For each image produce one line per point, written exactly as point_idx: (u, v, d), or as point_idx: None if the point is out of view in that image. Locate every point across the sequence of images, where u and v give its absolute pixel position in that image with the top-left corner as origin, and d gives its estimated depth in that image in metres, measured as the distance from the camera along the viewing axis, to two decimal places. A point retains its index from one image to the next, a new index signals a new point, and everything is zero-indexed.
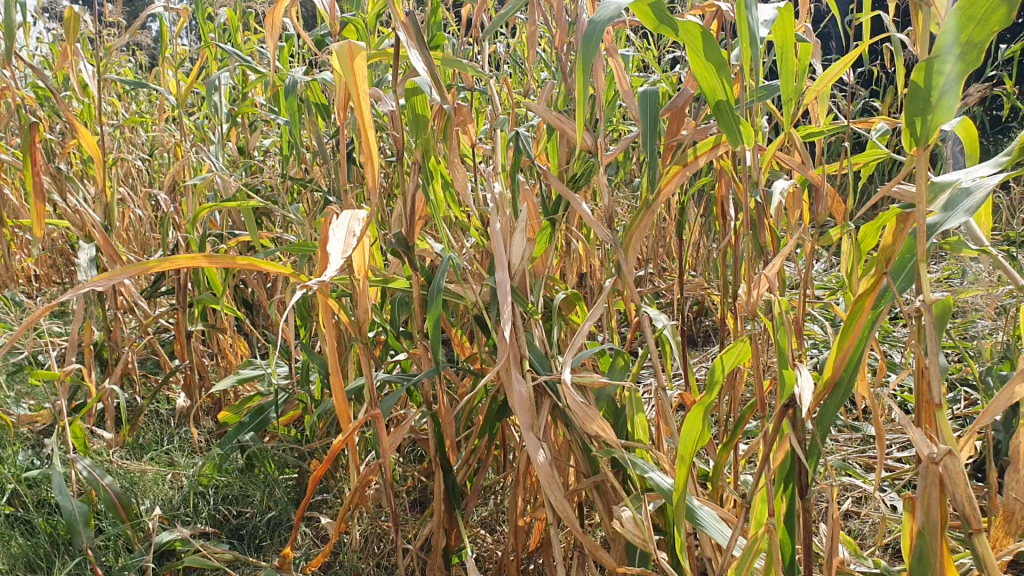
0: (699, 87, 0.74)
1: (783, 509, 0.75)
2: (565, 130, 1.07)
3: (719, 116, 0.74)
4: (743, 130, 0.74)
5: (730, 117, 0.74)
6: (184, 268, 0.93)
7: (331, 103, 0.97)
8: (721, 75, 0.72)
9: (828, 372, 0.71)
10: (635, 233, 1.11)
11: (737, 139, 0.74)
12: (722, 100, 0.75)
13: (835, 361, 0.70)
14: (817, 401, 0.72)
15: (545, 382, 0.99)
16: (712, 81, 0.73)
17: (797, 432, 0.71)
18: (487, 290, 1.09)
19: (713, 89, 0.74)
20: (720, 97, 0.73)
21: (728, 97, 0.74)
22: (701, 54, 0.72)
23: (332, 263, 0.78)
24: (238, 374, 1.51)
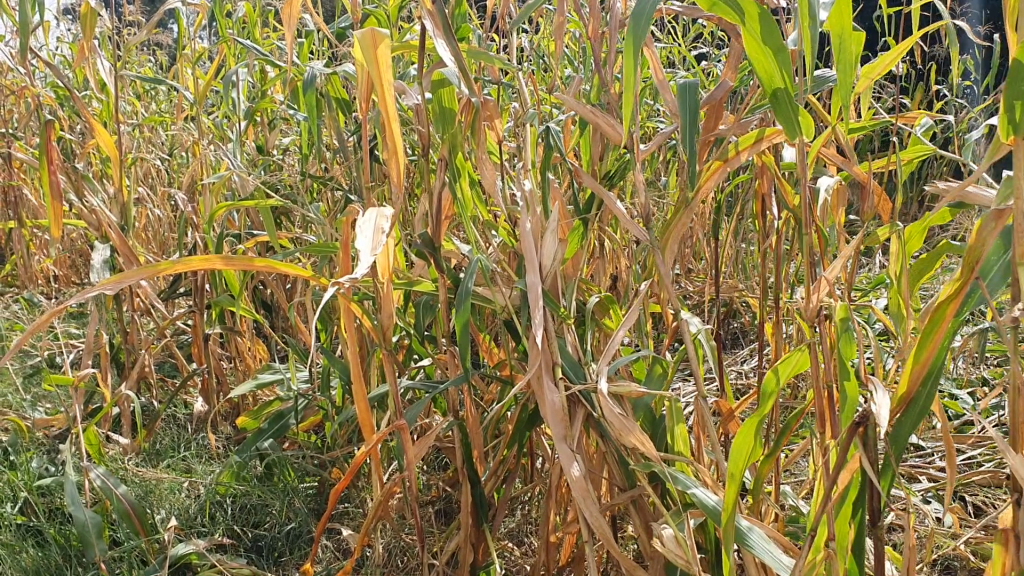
0: (754, 75, 0.70)
1: (849, 535, 0.70)
2: (599, 125, 1.02)
3: (776, 106, 0.70)
4: (803, 121, 0.69)
5: (788, 105, 0.68)
6: (200, 269, 0.88)
7: (353, 96, 0.92)
8: (778, 60, 0.68)
9: (904, 385, 0.68)
10: (672, 233, 1.06)
11: (794, 131, 0.70)
12: (780, 90, 0.70)
13: (912, 372, 0.67)
14: (893, 416, 0.69)
15: (579, 391, 0.94)
16: (770, 67, 0.69)
17: (868, 450, 0.66)
18: (517, 293, 1.03)
19: (770, 78, 0.69)
20: (777, 85, 0.69)
21: (786, 86, 0.69)
22: (759, 39, 0.67)
23: (361, 260, 0.73)
24: (257, 379, 1.46)
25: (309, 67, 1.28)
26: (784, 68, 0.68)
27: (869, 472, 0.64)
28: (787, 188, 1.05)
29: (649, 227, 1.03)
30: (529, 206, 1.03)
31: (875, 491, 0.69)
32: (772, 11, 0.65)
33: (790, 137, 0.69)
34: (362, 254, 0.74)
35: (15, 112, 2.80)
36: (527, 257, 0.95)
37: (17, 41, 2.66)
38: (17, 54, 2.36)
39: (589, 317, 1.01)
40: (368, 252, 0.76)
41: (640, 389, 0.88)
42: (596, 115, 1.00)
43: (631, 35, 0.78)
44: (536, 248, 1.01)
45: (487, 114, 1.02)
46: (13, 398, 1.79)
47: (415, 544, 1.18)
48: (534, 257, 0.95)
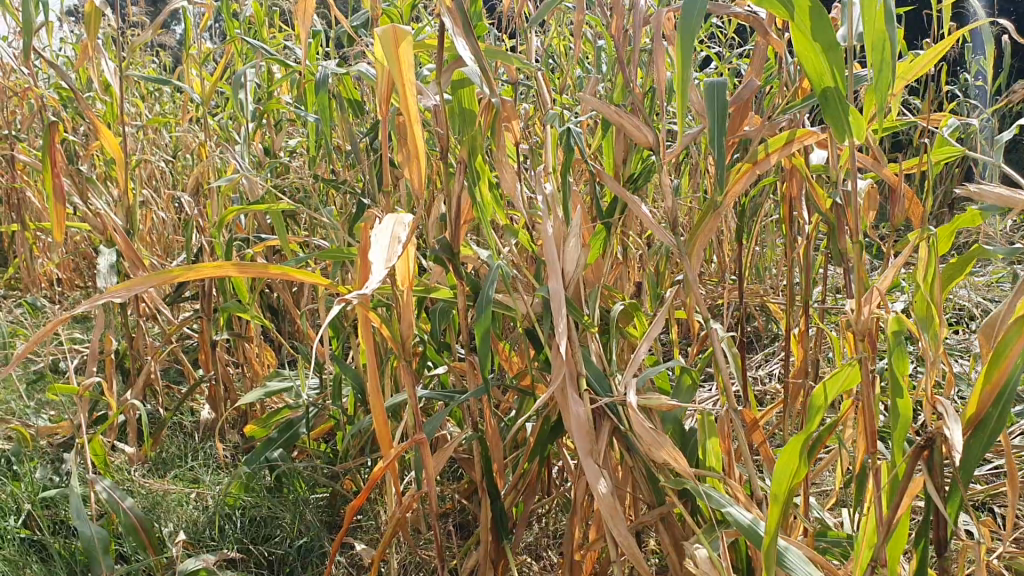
0: (804, 71, 0.70)
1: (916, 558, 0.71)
2: (624, 126, 0.98)
3: (825, 104, 0.70)
4: (851, 122, 0.69)
5: (836, 105, 0.69)
6: (212, 277, 0.85)
7: (372, 95, 0.88)
8: (830, 58, 0.68)
9: (973, 406, 0.68)
10: (699, 238, 1.02)
11: (842, 131, 0.70)
12: (830, 89, 0.70)
13: (981, 395, 0.67)
14: (963, 436, 0.69)
15: (605, 404, 0.91)
16: (819, 65, 0.69)
17: (936, 477, 0.66)
18: (538, 301, 1.00)
19: (819, 74, 0.69)
20: (826, 82, 0.69)
21: (837, 85, 0.69)
22: (809, 35, 0.68)
23: (374, 274, 0.68)
24: (266, 388, 1.43)
25: (320, 66, 1.24)
26: (835, 67, 0.68)
27: (939, 500, 0.64)
28: (818, 192, 1.02)
29: (675, 232, 1.00)
30: (550, 210, 0.99)
31: (943, 519, 0.69)
32: (824, 6, 0.65)
33: (838, 137, 0.69)
34: (374, 267, 0.69)
35: (18, 113, 2.76)
36: (550, 264, 0.91)
37: (19, 42, 2.62)
38: (19, 54, 2.31)
39: (614, 325, 0.98)
40: (383, 264, 0.71)
41: (671, 403, 0.84)
42: (621, 116, 0.96)
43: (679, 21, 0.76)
44: (559, 254, 0.97)
45: (508, 114, 0.98)
46: (15, 406, 1.76)
47: (431, 559, 1.14)
48: (557, 264, 0.91)
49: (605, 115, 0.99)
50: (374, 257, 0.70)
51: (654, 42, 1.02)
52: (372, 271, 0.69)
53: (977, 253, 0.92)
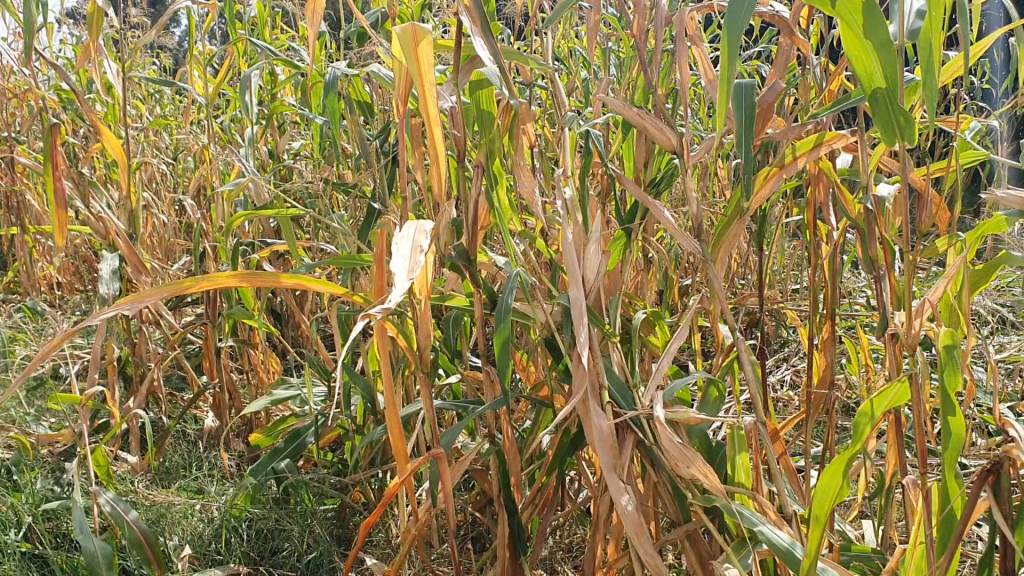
0: (853, 71, 0.69)
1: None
2: (648, 130, 0.95)
3: (875, 105, 0.69)
4: (904, 125, 0.69)
5: (888, 108, 0.68)
6: (223, 286, 0.81)
7: (391, 96, 0.85)
8: (882, 57, 0.67)
9: None
10: (723, 244, 0.99)
11: (892, 132, 0.69)
12: (881, 90, 0.69)
13: None
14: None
15: (630, 418, 0.87)
16: (870, 65, 0.68)
17: (1002, 503, 0.66)
18: (558, 310, 0.96)
19: (870, 76, 0.69)
20: (878, 85, 0.68)
21: (887, 85, 0.68)
22: (861, 31, 0.66)
23: (397, 286, 0.65)
24: (272, 397, 1.39)
25: (330, 66, 1.21)
26: (886, 66, 0.67)
27: (1005, 527, 0.65)
28: (846, 197, 0.99)
29: (699, 237, 0.96)
30: (570, 215, 0.96)
31: (1011, 547, 0.69)
32: (876, 4, 0.64)
33: (888, 139, 0.68)
34: (397, 279, 0.66)
35: (18, 115, 2.73)
36: (571, 271, 0.89)
37: (19, 44, 2.59)
38: (19, 54, 2.28)
39: (637, 334, 0.94)
40: (405, 274, 0.68)
41: (699, 417, 0.81)
42: (644, 118, 0.93)
43: (728, 23, 0.75)
44: (580, 261, 0.94)
45: (528, 116, 0.95)
46: (15, 413, 1.72)
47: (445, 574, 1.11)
48: (577, 271, 0.88)
49: (627, 116, 0.96)
50: (395, 269, 0.66)
51: (676, 41, 0.99)
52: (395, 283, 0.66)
53: (1002, 260, 0.88)
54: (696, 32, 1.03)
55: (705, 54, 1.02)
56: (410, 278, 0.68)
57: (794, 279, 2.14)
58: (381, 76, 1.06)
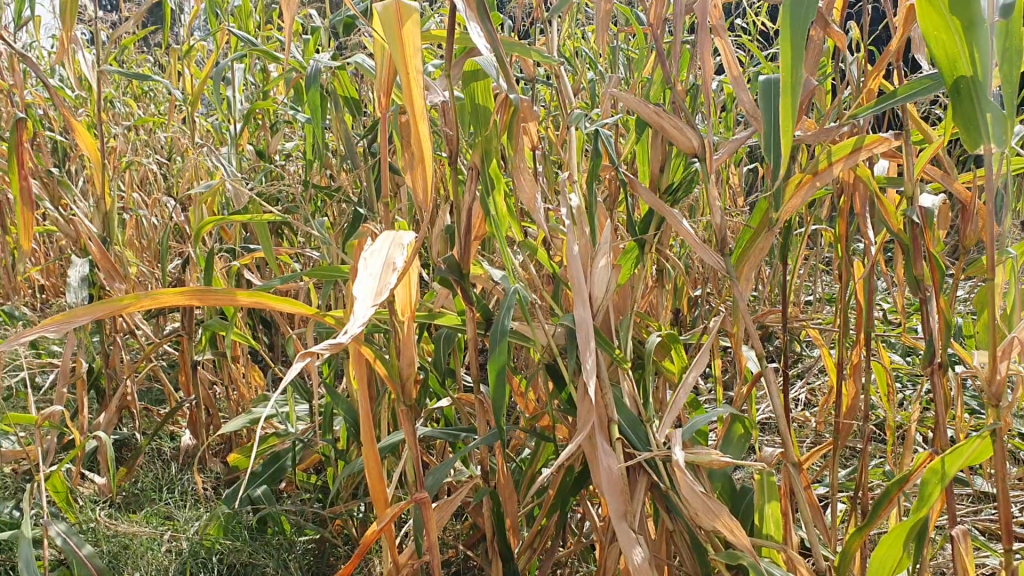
0: (933, 59, 0.64)
1: None
2: (665, 131, 0.86)
3: (956, 97, 0.64)
4: (992, 120, 0.63)
5: (973, 100, 0.63)
6: (172, 305, 0.70)
7: (372, 87, 0.74)
8: (968, 38, 0.61)
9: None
10: (747, 259, 0.89)
11: (976, 128, 0.65)
12: (962, 80, 0.64)
13: None
14: None
15: (644, 459, 0.77)
16: (955, 48, 0.63)
17: None
18: (561, 332, 0.85)
19: (952, 61, 0.63)
20: (961, 72, 0.63)
21: (974, 74, 0.63)
22: (947, 10, 0.61)
23: (357, 314, 0.53)
24: (250, 416, 1.28)
25: (312, 57, 1.09)
26: (973, 47, 0.62)
27: None
28: (886, 207, 0.88)
29: (722, 252, 0.86)
30: (575, 225, 0.85)
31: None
32: None
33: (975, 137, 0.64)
34: (357, 306, 0.54)
35: None
36: (576, 288, 0.79)
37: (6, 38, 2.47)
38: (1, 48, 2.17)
39: (650, 360, 0.84)
40: (372, 297, 0.56)
41: (725, 460, 0.72)
42: (660, 117, 0.85)
43: (788, 13, 0.69)
44: (585, 277, 0.84)
45: (530, 112, 0.84)
46: None
47: None
48: (582, 286, 0.79)
49: (641, 115, 0.88)
50: (357, 293, 0.54)
51: (697, 32, 0.88)
52: (355, 308, 0.54)
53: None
54: (721, 21, 0.92)
55: (730, 47, 0.91)
56: (377, 301, 0.56)
57: (809, 291, 2.03)
58: (367, 67, 0.94)
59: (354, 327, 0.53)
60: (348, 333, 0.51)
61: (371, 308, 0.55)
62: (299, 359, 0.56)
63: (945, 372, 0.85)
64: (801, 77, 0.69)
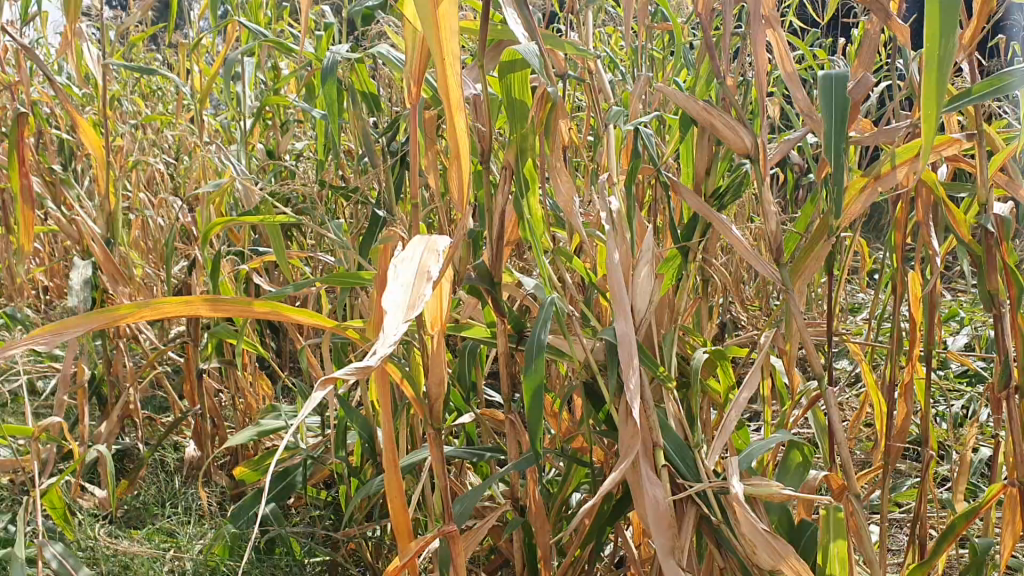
0: None
1: None
2: (716, 129, 0.79)
3: None
4: None
5: None
6: (176, 315, 0.63)
7: (402, 76, 0.66)
8: None
9: None
10: (803, 268, 0.82)
11: None
12: None
13: None
14: None
15: (693, 489, 0.70)
16: None
17: None
18: (600, 346, 0.78)
19: None
20: None
21: None
22: None
23: (387, 332, 0.46)
24: (258, 430, 1.21)
25: (329, 49, 1.02)
26: None
27: None
28: (955, 215, 0.80)
29: (776, 262, 0.79)
30: (616, 230, 0.78)
31: None
32: None
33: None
34: (387, 322, 0.47)
35: None
36: (619, 300, 0.72)
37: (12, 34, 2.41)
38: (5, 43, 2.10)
39: (698, 378, 0.77)
40: (403, 310, 0.49)
41: (787, 494, 0.65)
42: (711, 114, 0.78)
43: None
44: (627, 288, 0.77)
45: (570, 107, 0.77)
46: None
47: None
48: (625, 299, 0.72)
49: (689, 111, 0.80)
50: (386, 306, 0.47)
51: (750, 22, 0.81)
52: (385, 324, 0.47)
53: None
54: (775, 11, 0.84)
55: (784, 39, 0.84)
56: (410, 314, 0.49)
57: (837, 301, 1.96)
58: (390, 58, 0.87)
59: (383, 345, 0.46)
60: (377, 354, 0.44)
61: (403, 323, 0.48)
62: (319, 384, 0.49)
63: (1021, 395, 0.78)
64: (954, 42, 0.48)
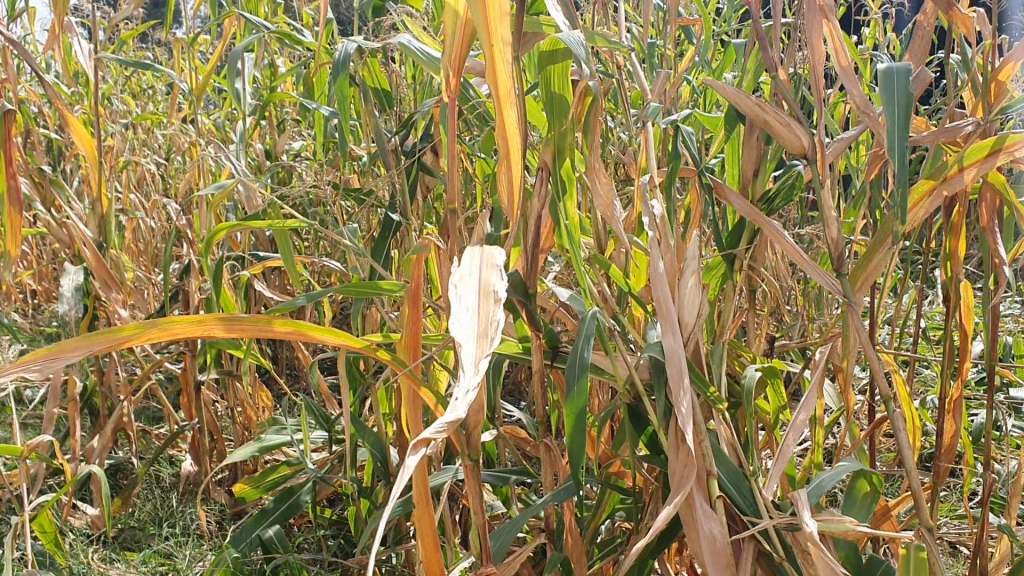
0: None
1: None
2: (770, 125, 0.72)
3: None
4: None
5: None
6: (186, 337, 0.56)
7: (439, 65, 0.59)
8: None
9: None
10: (863, 278, 0.76)
11: None
12: None
13: None
14: None
15: (755, 523, 0.64)
16: None
17: None
18: (644, 364, 0.72)
19: None
20: None
21: None
22: None
23: (467, 371, 0.40)
24: (262, 446, 1.15)
25: (341, 41, 0.93)
26: None
27: None
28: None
29: (836, 271, 0.72)
30: (660, 237, 0.71)
31: None
32: None
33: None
34: (463, 360, 0.40)
35: None
36: (666, 314, 0.65)
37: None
38: None
39: (751, 399, 0.70)
40: (475, 342, 0.42)
41: (863, 531, 0.60)
42: (766, 109, 0.71)
43: None
44: (673, 300, 0.70)
45: (610, 103, 0.71)
46: None
47: None
48: (674, 313, 0.65)
49: (740, 108, 0.74)
50: (459, 340, 0.41)
51: (805, 11, 0.74)
52: (460, 360, 0.40)
53: None
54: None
55: (838, 30, 0.78)
56: (483, 343, 0.43)
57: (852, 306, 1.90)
58: (413, 48, 0.78)
59: (465, 385, 0.40)
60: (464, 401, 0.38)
61: (478, 356, 0.42)
62: (408, 444, 0.43)
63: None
64: None
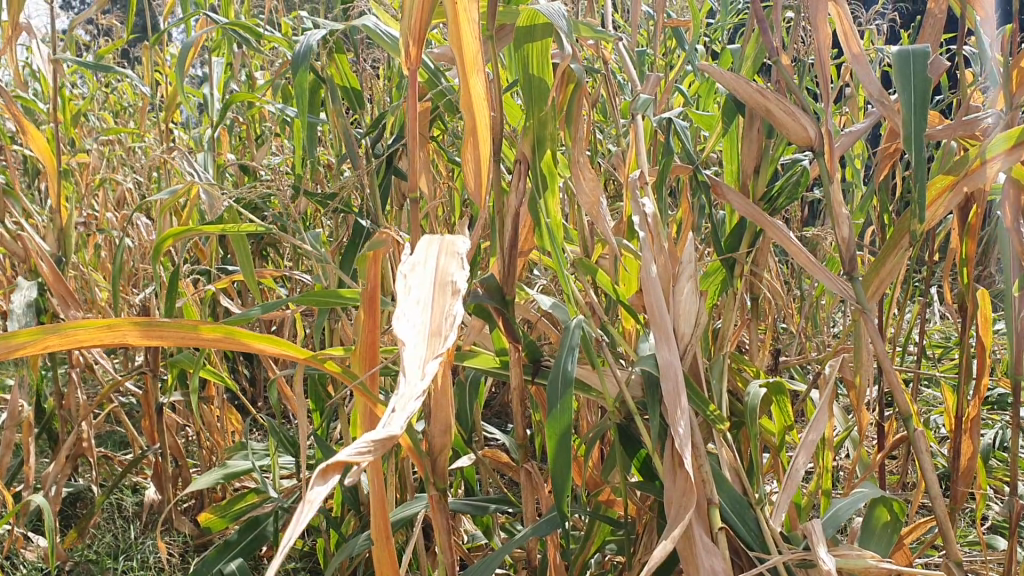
0: None
1: None
2: (771, 114, 0.65)
3: None
4: None
5: None
6: (101, 346, 0.48)
7: (399, 36, 0.52)
8: None
9: None
10: (876, 284, 0.69)
11: None
12: None
13: None
14: None
15: (761, 556, 0.57)
16: None
17: None
18: (635, 379, 0.64)
19: None
20: None
21: None
22: None
23: (411, 371, 0.32)
24: (224, 474, 1.07)
25: (303, 32, 0.86)
26: None
27: None
28: None
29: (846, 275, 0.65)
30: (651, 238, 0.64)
31: None
32: None
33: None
34: (406, 359, 0.33)
35: None
36: (659, 321, 0.58)
37: None
38: None
39: (754, 418, 0.63)
40: (425, 339, 0.35)
41: (885, 567, 0.53)
42: (767, 96, 0.64)
43: None
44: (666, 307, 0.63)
45: (593, 88, 0.64)
46: None
47: None
48: (667, 322, 0.58)
49: (738, 96, 0.67)
50: (405, 336, 0.34)
51: None
52: (405, 360, 0.33)
53: None
54: None
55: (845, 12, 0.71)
56: (436, 341, 0.35)
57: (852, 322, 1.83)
58: (377, 33, 0.72)
59: (410, 388, 0.33)
60: (402, 411, 0.30)
61: (429, 355, 0.35)
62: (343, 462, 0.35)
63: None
64: None
